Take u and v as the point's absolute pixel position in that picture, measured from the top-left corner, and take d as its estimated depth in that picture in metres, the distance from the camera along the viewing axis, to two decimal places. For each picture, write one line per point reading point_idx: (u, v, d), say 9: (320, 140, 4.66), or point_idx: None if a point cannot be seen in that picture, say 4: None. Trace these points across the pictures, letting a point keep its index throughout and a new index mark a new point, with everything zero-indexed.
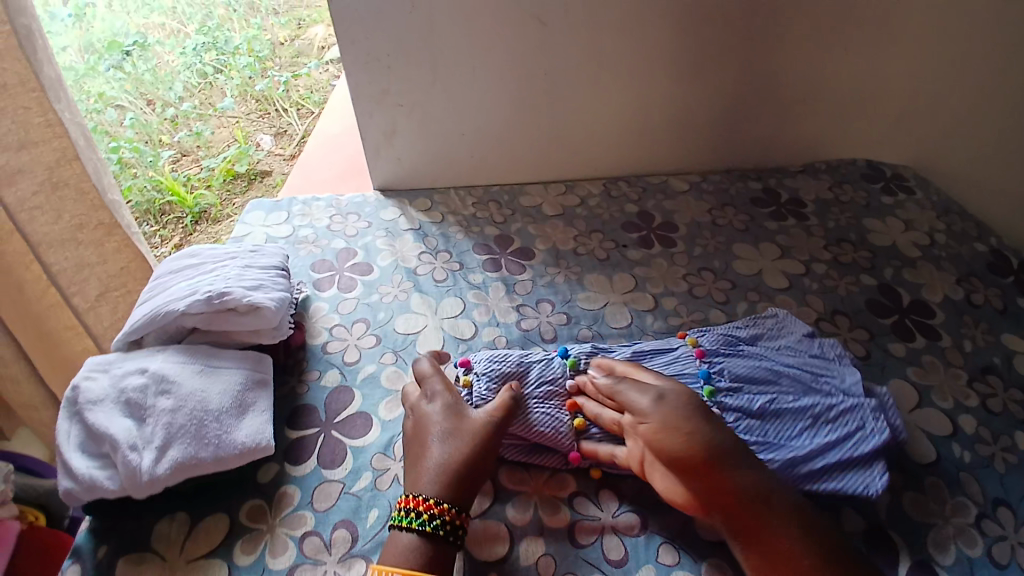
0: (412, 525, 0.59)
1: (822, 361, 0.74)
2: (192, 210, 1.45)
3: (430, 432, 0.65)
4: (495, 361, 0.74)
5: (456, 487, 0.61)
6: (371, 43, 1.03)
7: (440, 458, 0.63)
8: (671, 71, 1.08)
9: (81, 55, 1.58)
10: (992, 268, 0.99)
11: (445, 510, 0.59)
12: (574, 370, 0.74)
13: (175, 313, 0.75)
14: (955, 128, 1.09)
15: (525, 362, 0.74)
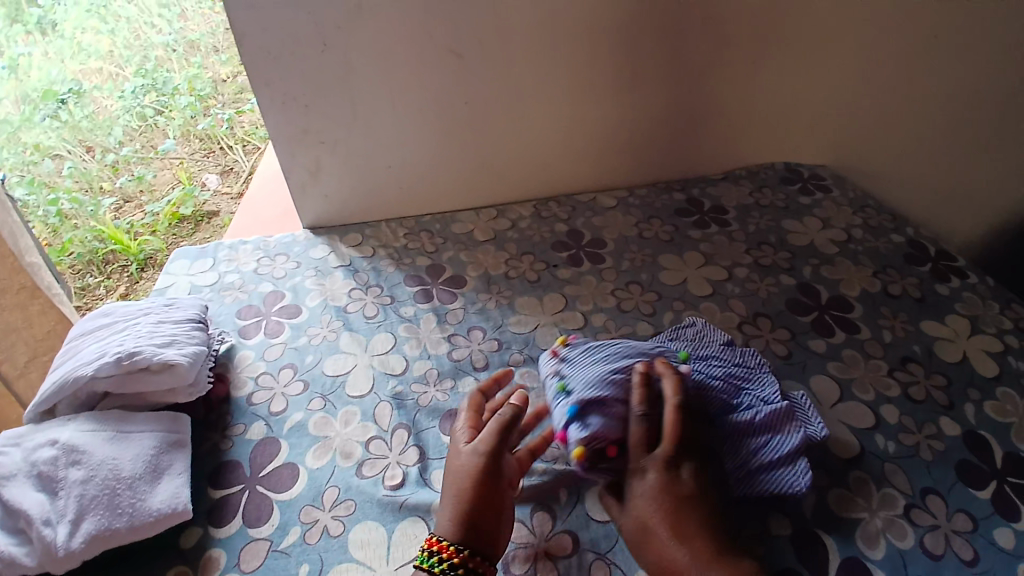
0: (431, 568, 0.58)
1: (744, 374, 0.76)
2: (137, 257, 1.41)
3: (453, 475, 0.64)
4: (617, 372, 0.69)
5: (460, 528, 0.60)
6: (286, 85, 1.02)
7: (447, 497, 0.62)
8: (589, 91, 1.10)
9: (16, 106, 1.46)
10: (909, 258, 1.03)
11: (454, 553, 0.58)
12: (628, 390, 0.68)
13: (84, 378, 0.73)
14: None
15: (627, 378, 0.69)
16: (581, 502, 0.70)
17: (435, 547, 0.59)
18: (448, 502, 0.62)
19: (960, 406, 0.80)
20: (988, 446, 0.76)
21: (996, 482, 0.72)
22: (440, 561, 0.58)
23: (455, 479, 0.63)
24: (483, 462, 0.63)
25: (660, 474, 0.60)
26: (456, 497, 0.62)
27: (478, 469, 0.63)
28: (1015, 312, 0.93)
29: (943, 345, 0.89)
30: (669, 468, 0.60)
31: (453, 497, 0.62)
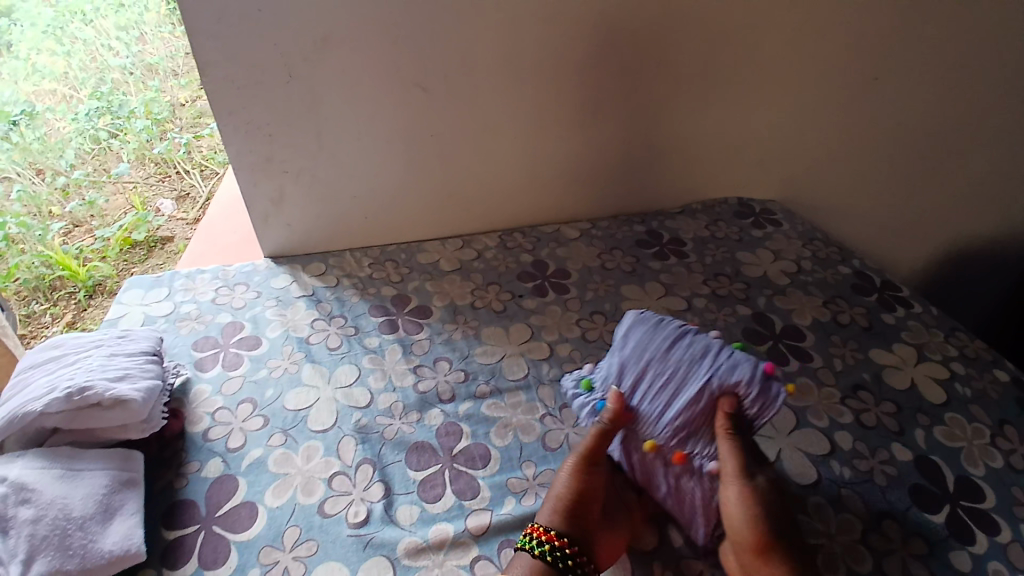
0: (535, 549, 0.63)
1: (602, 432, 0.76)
2: (85, 283, 1.36)
3: (562, 478, 0.69)
4: (697, 353, 0.71)
5: (566, 524, 0.65)
6: (250, 113, 1.02)
7: (556, 496, 0.67)
8: (553, 126, 1.13)
9: None
10: (856, 289, 1.08)
11: (563, 542, 0.63)
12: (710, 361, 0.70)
13: (31, 415, 0.69)
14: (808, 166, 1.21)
15: (698, 357, 0.71)
16: None
17: (543, 535, 0.64)
18: (552, 503, 0.67)
19: (910, 431, 0.84)
20: (940, 469, 0.80)
21: (948, 505, 0.76)
22: (543, 545, 0.62)
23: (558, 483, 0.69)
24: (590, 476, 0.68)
25: (738, 483, 0.64)
26: (558, 499, 0.67)
27: (576, 475, 0.68)
28: (957, 340, 0.99)
29: (892, 372, 0.93)
30: (747, 475, 0.64)
31: (556, 499, 0.67)
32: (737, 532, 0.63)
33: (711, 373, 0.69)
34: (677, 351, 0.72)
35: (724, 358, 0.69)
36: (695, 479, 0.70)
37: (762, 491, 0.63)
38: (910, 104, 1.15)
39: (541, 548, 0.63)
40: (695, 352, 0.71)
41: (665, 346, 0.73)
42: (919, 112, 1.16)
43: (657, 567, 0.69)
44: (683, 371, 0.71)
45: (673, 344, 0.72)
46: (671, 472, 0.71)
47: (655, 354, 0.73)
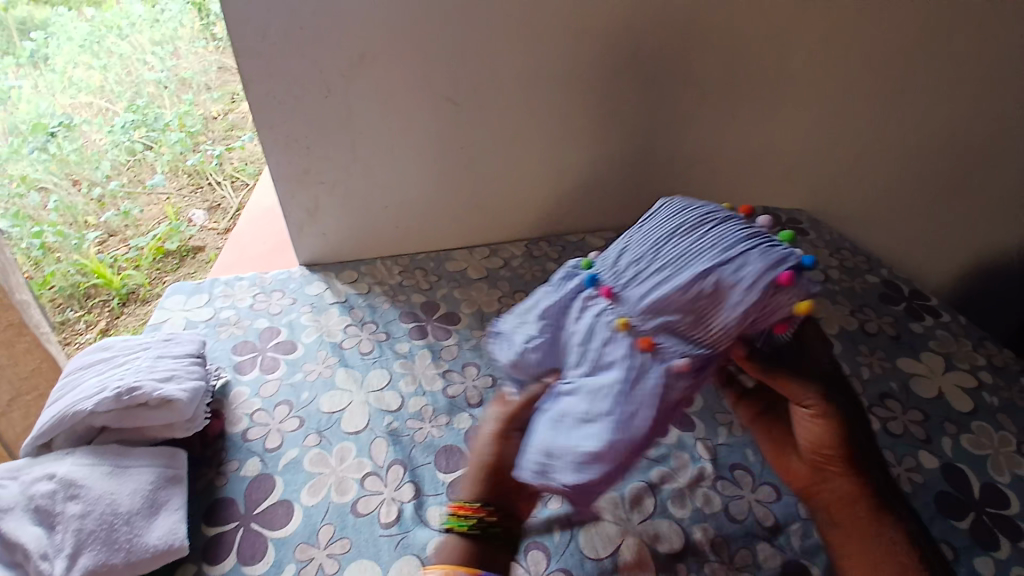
0: (459, 528, 0.63)
1: (541, 347, 0.66)
2: (120, 291, 1.43)
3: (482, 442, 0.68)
4: (713, 237, 0.61)
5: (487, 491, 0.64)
6: (288, 128, 1.06)
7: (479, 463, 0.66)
8: (580, 137, 1.15)
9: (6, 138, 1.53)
10: (884, 298, 1.07)
11: (481, 510, 0.63)
12: (723, 251, 0.60)
13: (83, 413, 0.73)
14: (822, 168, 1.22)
15: (712, 243, 0.61)
16: (574, 536, 0.70)
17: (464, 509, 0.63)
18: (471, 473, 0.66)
19: (938, 440, 0.83)
20: (965, 477, 0.79)
21: (973, 513, 0.75)
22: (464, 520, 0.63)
23: (479, 448, 0.68)
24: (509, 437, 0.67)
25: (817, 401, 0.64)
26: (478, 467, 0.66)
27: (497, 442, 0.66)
28: (986, 349, 0.98)
29: (920, 381, 0.92)
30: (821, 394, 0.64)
31: (475, 468, 0.66)
32: (815, 443, 0.65)
33: (720, 260, 0.59)
34: (692, 234, 0.63)
35: (743, 243, 0.60)
36: (653, 362, 0.59)
37: (837, 408, 0.64)
38: (941, 113, 1.15)
39: (468, 523, 0.62)
40: (707, 239, 0.61)
41: (681, 226, 0.64)
42: (950, 121, 1.15)
43: (682, 571, 0.67)
44: (689, 254, 0.62)
45: (689, 224, 0.64)
46: (629, 352, 0.60)
47: (669, 235, 0.65)
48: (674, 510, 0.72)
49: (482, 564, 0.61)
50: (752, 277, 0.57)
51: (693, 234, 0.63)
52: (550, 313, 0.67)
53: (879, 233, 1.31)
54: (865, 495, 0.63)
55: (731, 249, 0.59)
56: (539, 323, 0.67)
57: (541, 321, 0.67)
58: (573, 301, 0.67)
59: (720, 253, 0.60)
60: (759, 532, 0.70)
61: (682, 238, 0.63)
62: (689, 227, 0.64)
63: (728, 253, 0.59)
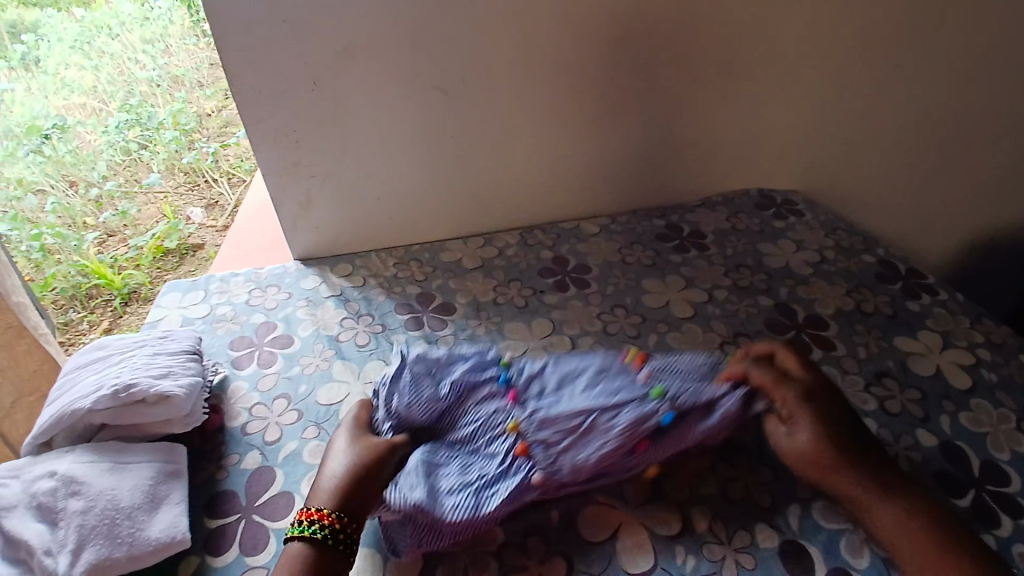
0: (304, 534, 0.62)
1: (435, 407, 0.74)
2: (120, 291, 1.42)
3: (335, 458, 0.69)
4: (623, 383, 0.75)
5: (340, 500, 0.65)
6: (277, 122, 1.06)
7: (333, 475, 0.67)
8: (570, 124, 1.14)
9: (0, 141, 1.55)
10: (880, 277, 1.07)
11: (331, 517, 0.63)
12: (621, 400, 0.72)
13: (82, 411, 0.74)
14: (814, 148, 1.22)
15: (616, 390, 0.73)
16: (573, 520, 0.70)
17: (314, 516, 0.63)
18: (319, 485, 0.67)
19: (935, 418, 0.84)
20: (963, 454, 0.79)
21: (972, 490, 0.75)
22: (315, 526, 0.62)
23: (330, 465, 0.68)
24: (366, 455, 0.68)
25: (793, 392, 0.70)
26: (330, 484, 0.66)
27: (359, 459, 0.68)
28: (984, 327, 0.98)
29: (916, 359, 0.93)
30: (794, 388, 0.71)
31: (324, 482, 0.67)
32: (802, 438, 0.68)
33: (623, 404, 0.71)
34: (602, 379, 0.76)
35: (638, 398, 0.72)
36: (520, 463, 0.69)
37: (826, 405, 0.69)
38: (933, 90, 1.14)
39: (315, 530, 0.62)
40: (614, 387, 0.74)
41: (597, 369, 0.77)
42: (943, 97, 1.15)
43: (680, 552, 0.67)
44: (595, 391, 0.74)
45: (603, 370, 0.77)
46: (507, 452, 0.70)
47: (584, 377, 0.76)
48: (671, 492, 0.73)
49: (323, 573, 0.61)
50: (647, 418, 0.70)
51: (604, 377, 0.76)
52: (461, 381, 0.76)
53: (875, 212, 1.31)
54: (884, 481, 0.65)
55: (633, 393, 0.73)
56: (448, 386, 0.76)
57: (449, 387, 0.76)
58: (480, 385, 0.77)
59: (621, 395, 0.73)
60: (757, 513, 0.70)
61: (595, 378, 0.76)
62: (609, 371, 0.77)
63: (628, 398, 0.72)
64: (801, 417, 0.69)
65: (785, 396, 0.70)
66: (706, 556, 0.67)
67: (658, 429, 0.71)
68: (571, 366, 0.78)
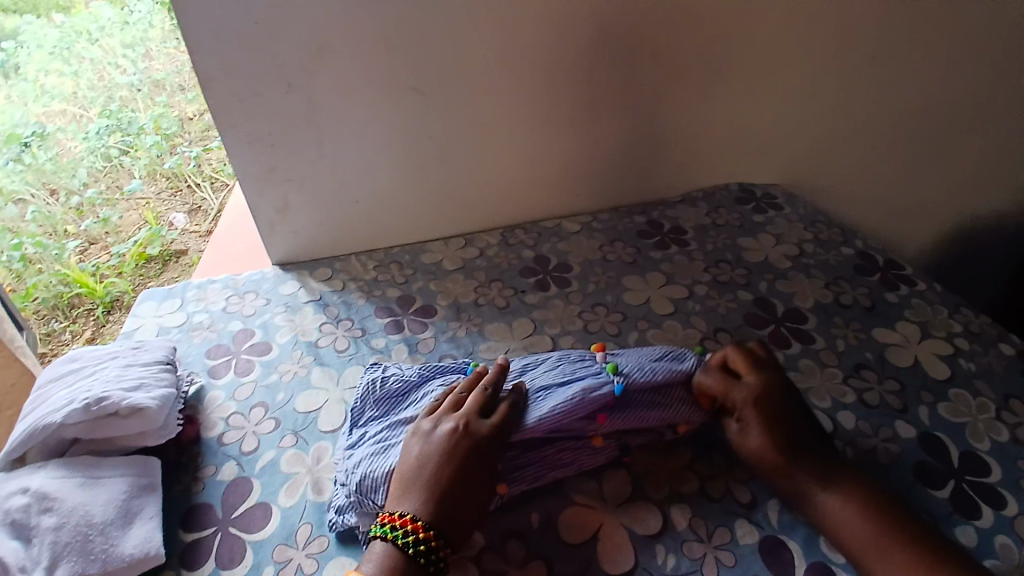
0: (388, 535, 0.61)
1: (405, 387, 0.79)
2: (103, 299, 1.39)
3: (435, 457, 0.65)
4: (581, 366, 0.78)
5: (439, 515, 0.62)
6: (251, 126, 1.04)
7: (435, 481, 0.63)
8: (549, 123, 1.14)
9: None
10: (859, 269, 1.08)
11: (427, 534, 0.60)
12: (577, 379, 0.75)
13: (52, 426, 0.72)
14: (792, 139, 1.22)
15: (575, 371, 0.77)
16: (552, 522, 0.70)
17: (406, 523, 0.61)
18: (403, 476, 0.65)
19: (914, 409, 0.84)
20: (941, 444, 0.80)
21: (951, 481, 0.76)
22: (401, 531, 0.61)
23: (417, 453, 0.66)
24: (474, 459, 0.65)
25: (741, 398, 0.72)
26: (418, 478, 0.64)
27: (463, 467, 0.64)
28: (962, 317, 0.99)
29: (895, 350, 0.93)
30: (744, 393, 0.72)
31: (409, 473, 0.65)
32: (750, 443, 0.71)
33: (579, 380, 0.75)
34: (562, 363, 0.79)
35: (593, 374, 0.76)
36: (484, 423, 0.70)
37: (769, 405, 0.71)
38: (908, 82, 1.15)
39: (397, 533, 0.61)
40: (573, 368, 0.78)
41: (561, 358, 0.81)
42: (918, 88, 1.15)
43: (660, 551, 0.67)
44: (555, 372, 0.77)
45: (565, 357, 0.81)
46: None
47: (549, 363, 0.80)
48: (651, 491, 0.72)
49: None
50: (601, 388, 0.72)
51: (566, 361, 0.79)
52: (431, 368, 0.81)
53: (855, 204, 1.31)
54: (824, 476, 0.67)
55: (590, 372, 0.76)
56: (418, 371, 0.81)
57: (419, 371, 0.81)
58: (454, 376, 0.81)
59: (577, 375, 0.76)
60: (737, 509, 0.70)
61: (557, 363, 0.80)
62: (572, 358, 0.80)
63: (585, 375, 0.76)
64: (752, 418, 0.71)
65: (734, 400, 0.72)
66: (687, 555, 0.67)
67: (611, 399, 0.72)
68: (535, 357, 0.82)
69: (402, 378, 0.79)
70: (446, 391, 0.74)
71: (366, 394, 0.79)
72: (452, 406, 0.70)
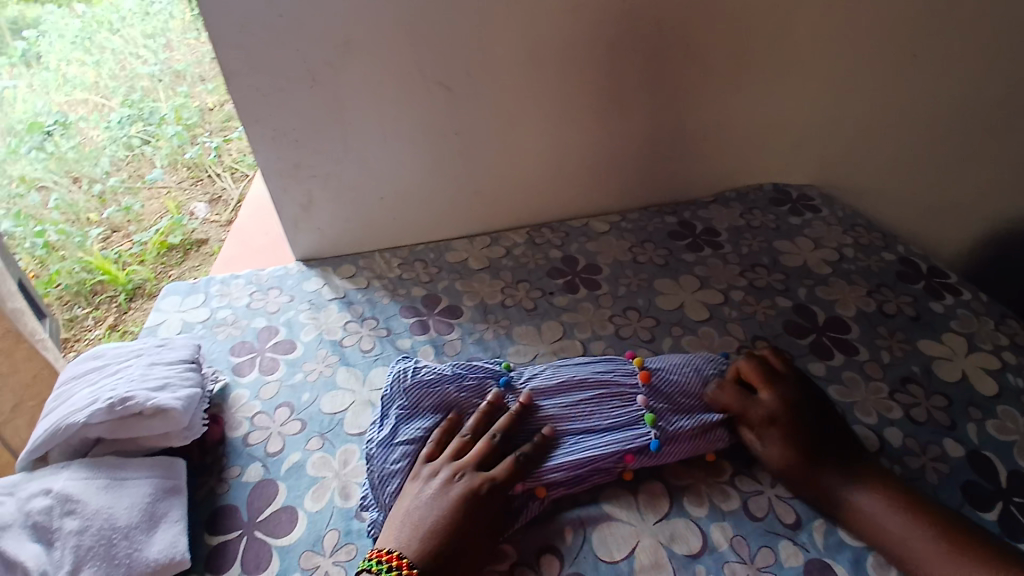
0: (376, 568, 0.60)
1: (438, 378, 0.75)
2: (125, 287, 1.39)
3: (432, 506, 0.63)
4: (618, 401, 0.76)
5: (432, 561, 0.60)
6: (277, 120, 1.02)
7: (430, 529, 0.62)
8: (580, 119, 1.11)
9: (4, 139, 1.55)
10: (901, 276, 1.04)
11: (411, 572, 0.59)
12: (613, 422, 0.74)
13: (76, 426, 0.71)
14: (830, 138, 1.18)
15: (610, 409, 0.75)
16: (589, 537, 0.67)
17: (390, 559, 0.60)
18: (396, 522, 0.64)
19: (962, 426, 0.80)
20: (991, 464, 0.76)
21: (1001, 502, 0.72)
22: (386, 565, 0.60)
23: (412, 501, 0.65)
24: (471, 513, 0.63)
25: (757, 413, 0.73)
26: (416, 524, 0.63)
27: (461, 519, 0.63)
28: (1009, 328, 0.94)
29: (941, 363, 0.89)
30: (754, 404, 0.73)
31: (404, 518, 0.64)
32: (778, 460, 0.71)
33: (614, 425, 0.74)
34: (598, 393, 0.77)
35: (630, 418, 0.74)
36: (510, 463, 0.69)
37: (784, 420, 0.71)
38: (956, 80, 1.10)
39: (381, 566, 0.60)
40: (609, 403, 0.76)
41: (598, 381, 0.78)
42: (966, 87, 1.10)
43: (701, 572, 0.64)
44: (592, 406, 0.76)
45: (601, 380, 0.78)
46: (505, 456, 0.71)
47: (585, 386, 0.77)
48: (691, 508, 0.70)
49: None
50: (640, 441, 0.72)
51: (603, 390, 0.77)
52: (470, 366, 0.79)
53: (894, 207, 1.26)
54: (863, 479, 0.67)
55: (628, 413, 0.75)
56: (452, 366, 0.78)
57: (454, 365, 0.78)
58: (486, 378, 0.78)
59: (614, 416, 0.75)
60: (780, 529, 0.67)
61: (593, 390, 0.77)
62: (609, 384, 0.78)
63: (622, 416, 0.75)
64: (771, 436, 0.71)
65: (751, 415, 0.73)
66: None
67: (647, 450, 0.72)
68: (570, 373, 0.79)
69: (435, 370, 0.75)
70: (451, 422, 0.72)
71: (395, 382, 0.75)
72: (456, 453, 0.68)
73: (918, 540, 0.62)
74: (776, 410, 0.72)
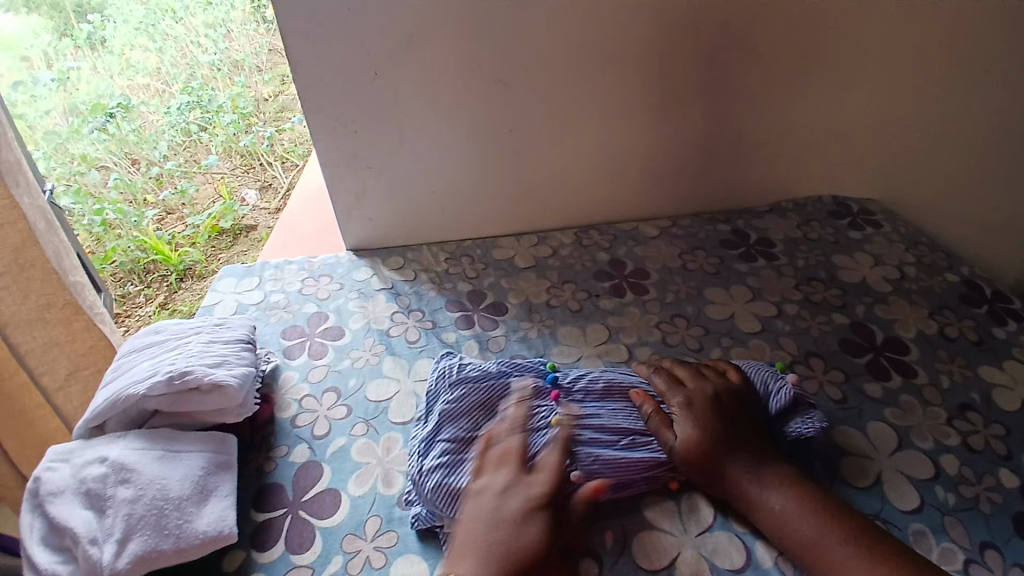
0: None
1: (484, 375, 0.78)
2: (177, 267, 1.44)
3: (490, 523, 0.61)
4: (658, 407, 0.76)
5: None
6: (337, 110, 1.05)
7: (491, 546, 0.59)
8: (634, 121, 1.09)
9: (66, 117, 1.61)
10: (965, 299, 0.99)
11: None
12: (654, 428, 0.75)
13: (136, 396, 0.74)
14: (895, 152, 1.14)
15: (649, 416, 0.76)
16: (630, 544, 0.67)
17: None
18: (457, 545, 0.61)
19: (1021, 457, 0.76)
20: None
21: None
22: None
23: (468, 522, 0.62)
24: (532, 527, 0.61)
25: (678, 399, 0.74)
26: (477, 539, 0.60)
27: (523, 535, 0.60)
28: None
29: (1002, 392, 0.85)
30: (682, 389, 0.75)
31: (465, 539, 0.61)
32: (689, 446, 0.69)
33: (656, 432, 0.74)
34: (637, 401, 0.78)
35: None
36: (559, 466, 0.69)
37: (700, 400, 0.73)
38: None
39: None
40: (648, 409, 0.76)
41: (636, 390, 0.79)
42: None
43: None
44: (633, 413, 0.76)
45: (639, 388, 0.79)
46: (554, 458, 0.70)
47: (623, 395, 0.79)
48: (735, 523, 0.68)
49: None
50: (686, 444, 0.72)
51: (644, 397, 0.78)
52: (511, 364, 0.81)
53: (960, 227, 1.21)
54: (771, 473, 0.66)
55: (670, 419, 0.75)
56: (496, 365, 0.80)
57: (499, 365, 0.81)
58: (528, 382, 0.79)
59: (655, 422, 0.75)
60: None
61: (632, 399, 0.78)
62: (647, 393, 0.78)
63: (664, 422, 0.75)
64: (685, 418, 0.72)
65: (672, 402, 0.74)
66: None
67: None
68: (607, 379, 0.80)
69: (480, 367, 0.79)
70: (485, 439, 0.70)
71: (441, 377, 0.79)
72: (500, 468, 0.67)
73: (815, 536, 0.61)
74: (698, 397, 0.73)
